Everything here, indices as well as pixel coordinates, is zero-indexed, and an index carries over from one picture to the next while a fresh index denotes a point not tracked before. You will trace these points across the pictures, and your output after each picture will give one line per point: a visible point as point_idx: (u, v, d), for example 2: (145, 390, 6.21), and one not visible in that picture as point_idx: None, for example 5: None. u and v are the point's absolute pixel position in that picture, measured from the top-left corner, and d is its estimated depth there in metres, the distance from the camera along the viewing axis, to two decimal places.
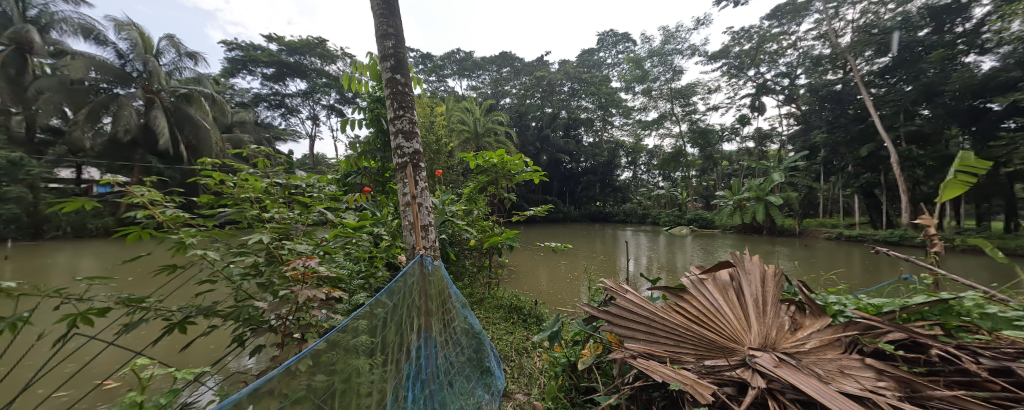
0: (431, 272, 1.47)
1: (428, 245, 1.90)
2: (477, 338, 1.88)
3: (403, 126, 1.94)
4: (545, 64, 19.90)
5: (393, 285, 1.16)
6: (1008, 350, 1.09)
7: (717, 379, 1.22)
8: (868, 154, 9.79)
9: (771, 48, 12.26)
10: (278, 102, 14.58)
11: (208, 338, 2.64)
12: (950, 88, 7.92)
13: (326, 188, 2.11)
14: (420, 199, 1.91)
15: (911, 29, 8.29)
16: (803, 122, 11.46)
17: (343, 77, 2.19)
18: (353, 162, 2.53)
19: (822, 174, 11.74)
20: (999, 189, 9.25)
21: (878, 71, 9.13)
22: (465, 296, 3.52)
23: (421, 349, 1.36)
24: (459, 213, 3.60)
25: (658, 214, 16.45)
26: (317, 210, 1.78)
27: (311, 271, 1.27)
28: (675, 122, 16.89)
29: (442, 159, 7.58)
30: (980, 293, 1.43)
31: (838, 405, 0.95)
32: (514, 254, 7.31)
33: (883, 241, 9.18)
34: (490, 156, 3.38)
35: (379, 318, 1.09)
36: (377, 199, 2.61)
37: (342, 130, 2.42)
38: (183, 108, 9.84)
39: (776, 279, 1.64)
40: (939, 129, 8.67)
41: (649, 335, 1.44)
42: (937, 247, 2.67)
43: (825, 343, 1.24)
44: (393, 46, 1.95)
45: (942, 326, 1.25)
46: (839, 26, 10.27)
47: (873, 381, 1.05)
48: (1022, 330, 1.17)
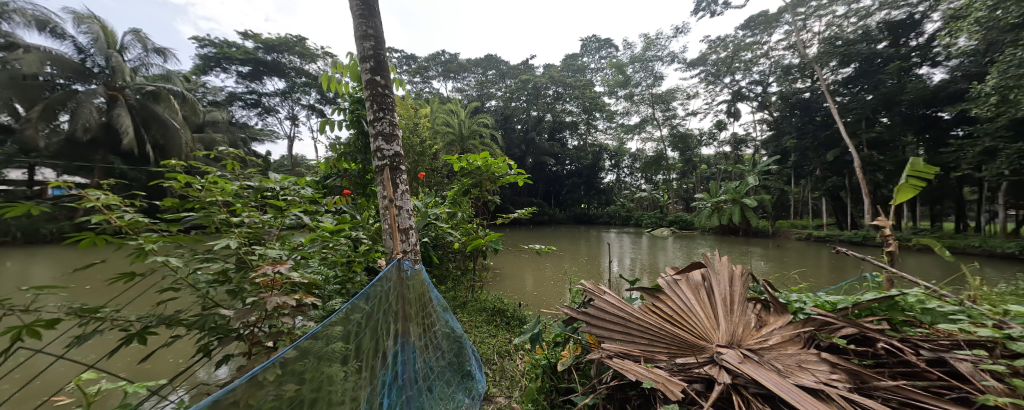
0: (409, 276, 1.45)
1: (408, 248, 1.87)
2: (458, 342, 1.86)
3: (383, 128, 1.91)
4: (530, 68, 20.06)
5: (369, 290, 1.14)
6: (943, 342, 1.19)
7: (686, 376, 1.26)
8: (834, 159, 10.36)
9: (746, 57, 12.77)
10: (255, 101, 14.10)
11: (171, 349, 2.52)
12: (906, 98, 8.58)
13: (303, 190, 2.05)
14: (400, 202, 1.89)
15: (871, 41, 8.84)
16: (776, 128, 12.00)
17: (322, 78, 2.14)
18: (332, 165, 2.47)
19: (793, 178, 12.32)
20: (949, 192, 9.99)
21: (842, 81, 9.68)
22: (449, 300, 3.49)
23: (398, 354, 1.35)
24: (443, 216, 3.58)
25: (640, 216, 16.81)
26: (291, 214, 1.72)
27: (283, 277, 1.23)
28: (657, 126, 17.35)
29: (426, 161, 7.51)
30: (926, 289, 1.54)
31: (795, 399, 1.00)
32: (499, 256, 7.31)
33: (848, 241, 9.74)
34: (474, 158, 3.38)
35: (353, 324, 1.08)
36: (358, 203, 2.55)
37: (321, 132, 2.36)
38: (151, 107, 9.35)
39: (743, 278, 1.71)
40: (897, 136, 9.28)
41: (625, 335, 1.48)
42: (891, 247, 2.85)
43: (786, 339, 1.31)
44: (374, 47, 1.93)
45: (889, 321, 1.34)
46: (807, 38, 10.84)
47: (827, 374, 1.12)
48: (956, 322, 1.28)
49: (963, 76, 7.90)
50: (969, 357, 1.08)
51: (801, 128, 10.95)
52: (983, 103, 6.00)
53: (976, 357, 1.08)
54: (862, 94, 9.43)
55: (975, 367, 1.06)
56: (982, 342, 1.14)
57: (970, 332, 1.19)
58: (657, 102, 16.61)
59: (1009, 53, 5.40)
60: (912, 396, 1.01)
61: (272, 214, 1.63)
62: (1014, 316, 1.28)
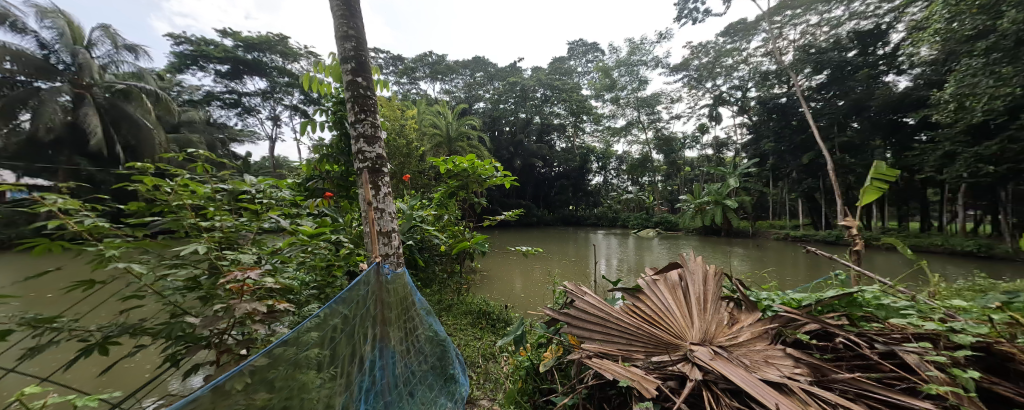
0: (390, 280, 1.42)
1: (390, 252, 1.86)
2: (442, 346, 1.84)
3: (364, 130, 1.89)
4: (518, 70, 20.16)
5: (346, 294, 1.13)
6: (895, 335, 1.26)
7: (661, 373, 1.29)
8: (808, 161, 10.79)
9: (726, 63, 13.17)
10: (234, 101, 13.66)
11: (138, 359, 2.42)
12: (874, 103, 9.03)
13: (282, 193, 2.00)
14: (382, 205, 1.87)
15: (842, 50, 9.27)
16: (755, 132, 12.42)
17: (304, 79, 2.10)
18: (314, 167, 2.41)
19: (771, 180, 12.76)
20: (914, 193, 10.55)
21: (815, 87, 10.11)
22: (434, 303, 3.45)
23: (375, 360, 1.33)
24: (428, 219, 3.56)
25: (627, 217, 17.09)
26: (269, 218, 1.68)
27: (255, 283, 1.20)
28: (642, 129, 17.68)
29: (412, 163, 7.47)
30: (884, 287, 1.62)
31: (761, 393, 1.04)
32: (487, 259, 7.31)
33: (822, 241, 10.15)
34: (460, 161, 3.36)
35: (329, 328, 1.06)
36: (340, 205, 2.49)
37: (302, 133, 2.32)
38: (120, 105, 9.01)
39: (717, 277, 1.77)
40: (866, 140, 9.73)
41: (605, 335, 1.51)
42: (857, 246, 3.00)
43: (755, 336, 1.36)
44: (355, 48, 1.91)
45: (848, 317, 1.42)
46: (783, 45, 11.28)
47: (791, 368, 1.17)
48: (905, 317, 1.36)
49: (925, 84, 8.35)
50: (916, 349, 1.15)
51: (778, 132, 11.36)
52: (942, 110, 6.36)
53: (922, 349, 1.15)
54: (834, 99, 9.85)
55: (921, 358, 1.13)
56: (927, 335, 1.22)
57: (918, 325, 1.27)
58: (642, 105, 16.94)
59: (965, 63, 5.75)
60: (867, 387, 1.07)
61: (247, 217, 1.58)
62: (959, 310, 1.37)
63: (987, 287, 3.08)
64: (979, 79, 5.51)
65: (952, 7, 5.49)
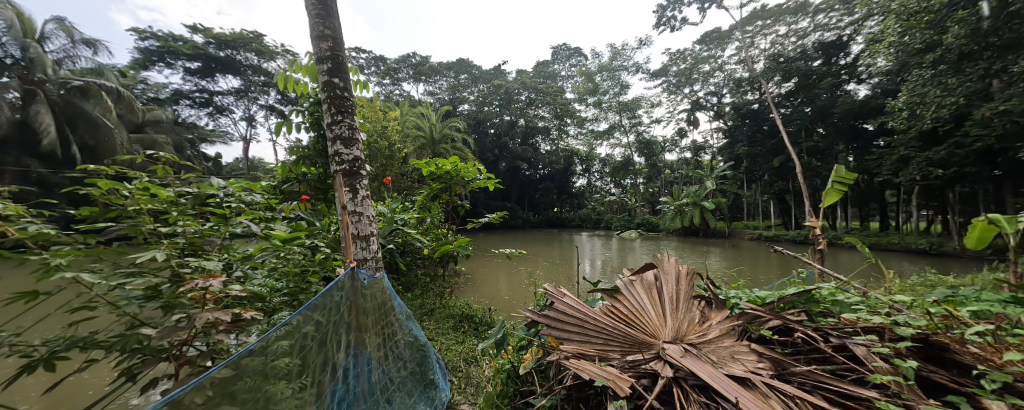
0: (366, 285, 1.38)
1: (368, 256, 1.83)
2: (422, 351, 1.81)
3: (341, 132, 1.85)
4: (502, 73, 20.27)
5: (318, 300, 1.09)
6: (848, 329, 1.34)
7: (635, 372, 1.31)
8: (779, 165, 11.32)
9: (703, 69, 13.67)
10: (205, 100, 13.00)
11: (88, 374, 2.29)
12: (837, 110, 9.59)
13: (254, 196, 1.92)
14: (360, 208, 1.82)
15: (808, 59, 9.82)
16: (730, 136, 12.93)
17: (279, 78, 2.03)
18: (290, 169, 2.33)
19: (745, 182, 13.30)
20: (873, 195, 11.25)
21: (784, 94, 10.62)
22: (416, 308, 3.40)
23: (349, 368, 1.29)
24: (410, 222, 3.51)
25: (610, 219, 17.41)
26: (239, 223, 1.61)
27: (219, 291, 1.15)
28: (624, 133, 18.07)
29: (395, 165, 7.41)
30: (842, 284, 1.72)
31: (727, 389, 1.08)
32: (471, 261, 7.30)
33: (792, 241, 10.66)
34: (443, 163, 3.29)
35: (299, 336, 1.03)
36: (317, 208, 2.41)
37: (277, 134, 2.24)
38: (78, 104, 8.39)
39: (690, 277, 1.83)
40: (831, 145, 10.30)
41: (583, 336, 1.53)
42: (821, 245, 3.14)
43: (723, 332, 1.42)
44: (332, 48, 1.87)
45: (807, 313, 1.50)
46: (755, 54, 11.85)
47: (754, 363, 1.23)
48: (857, 312, 1.46)
49: (882, 93, 8.93)
50: (865, 342, 1.23)
51: (751, 136, 11.88)
52: (897, 117, 6.82)
53: (869, 341, 1.24)
54: (801, 106, 10.39)
55: (869, 350, 1.21)
56: (875, 328, 1.31)
57: (866, 319, 1.36)
58: (624, 109, 17.33)
59: (916, 74, 6.19)
60: (821, 379, 1.14)
61: (213, 222, 1.51)
62: (901, 303, 1.49)
63: (938, 283, 3.30)
64: (928, 89, 5.95)
65: (903, 22, 5.90)
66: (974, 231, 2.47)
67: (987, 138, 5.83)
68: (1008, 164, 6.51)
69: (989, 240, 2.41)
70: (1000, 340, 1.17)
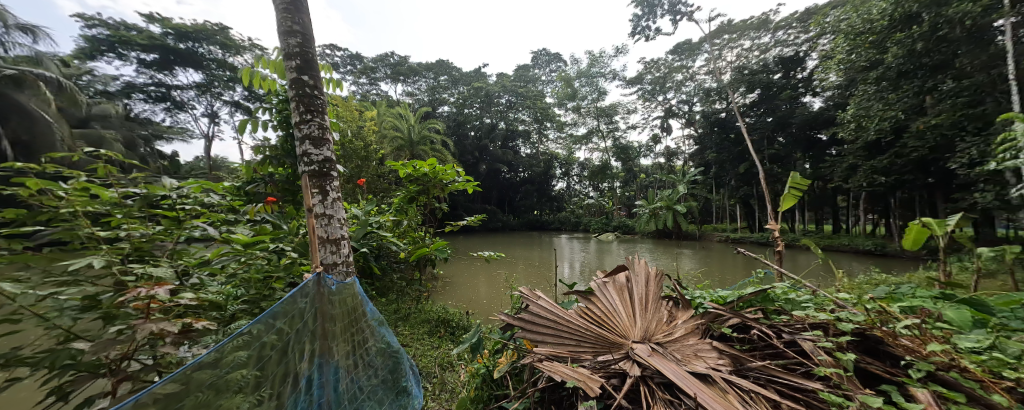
0: (334, 292, 1.32)
1: (339, 261, 1.77)
2: (395, 357, 1.75)
3: (310, 132, 1.78)
4: (482, 76, 20.32)
5: (279, 306, 1.03)
6: (799, 326, 1.43)
7: (605, 372, 1.34)
8: (744, 171, 11.97)
9: (676, 78, 14.25)
10: (162, 95, 11.80)
11: (15, 392, 2.09)
12: (795, 120, 10.30)
13: (213, 197, 1.81)
14: (330, 211, 1.76)
15: (769, 72, 10.47)
16: (700, 143, 13.53)
17: (245, 73, 1.92)
18: (255, 169, 2.19)
19: (714, 187, 13.96)
20: (826, 199, 12.16)
21: (749, 104, 11.25)
22: (390, 313, 3.31)
23: (314, 378, 1.23)
24: (386, 225, 3.41)
25: (588, 222, 17.78)
26: (194, 225, 1.50)
27: (168, 299, 1.06)
28: (602, 138, 18.49)
29: (371, 167, 7.26)
30: (798, 283, 1.83)
31: (688, 385, 1.13)
32: (450, 265, 7.22)
33: (755, 243, 11.31)
34: (420, 165, 3.22)
35: (256, 346, 0.97)
36: (285, 211, 2.29)
37: (241, 132, 2.11)
38: (11, 94, 7.53)
39: (658, 278, 1.89)
40: (790, 153, 11.01)
41: (556, 338, 1.54)
42: (780, 247, 3.32)
43: (688, 331, 1.48)
44: (300, 44, 1.79)
45: (763, 310, 1.59)
46: (722, 65, 12.50)
47: (716, 359, 1.28)
48: (806, 309, 1.57)
49: (833, 105, 9.66)
50: (813, 337, 1.32)
51: (719, 144, 12.51)
52: (846, 128, 7.37)
53: (816, 336, 1.33)
54: (764, 116, 11.05)
55: (816, 345, 1.30)
56: (821, 324, 1.41)
57: (814, 315, 1.47)
58: (601, 115, 17.73)
59: (861, 89, 6.72)
60: (774, 373, 1.21)
61: (164, 226, 1.40)
62: (843, 300, 1.62)
63: (881, 281, 3.60)
64: (872, 103, 6.49)
65: (850, 41, 6.39)
66: (909, 234, 2.71)
67: (921, 149, 6.43)
68: (939, 172, 7.18)
69: (922, 242, 2.65)
70: (925, 332, 1.31)
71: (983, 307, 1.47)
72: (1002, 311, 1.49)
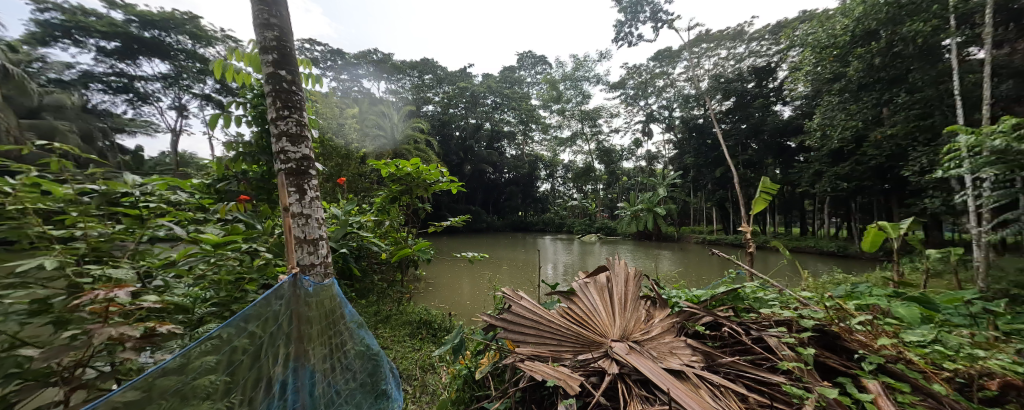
0: (311, 294, 1.28)
1: (317, 261, 1.71)
2: (375, 360, 1.70)
3: (287, 128, 1.72)
4: (467, 76, 20.30)
5: (252, 309, 0.99)
6: (765, 324, 1.51)
7: (585, 371, 1.36)
8: (720, 175, 12.45)
9: (657, 84, 14.66)
10: (124, 86, 10.94)
11: None
12: (767, 128, 10.81)
13: (180, 195, 1.72)
14: (307, 210, 1.70)
15: (744, 81, 10.96)
16: (680, 148, 13.97)
17: (216, 66, 1.84)
18: (226, 165, 2.09)
19: (692, 190, 14.44)
20: (795, 203, 12.82)
21: (725, 111, 11.72)
22: (370, 315, 3.24)
23: (288, 382, 1.18)
24: (367, 225, 3.33)
25: (572, 223, 18.04)
26: (158, 225, 1.43)
27: (128, 302, 1.00)
28: (586, 140, 18.78)
29: (352, 165, 7.12)
30: (767, 284, 1.92)
31: (663, 381, 1.17)
32: (433, 266, 7.16)
33: (730, 244, 11.78)
34: (403, 165, 3.17)
35: (226, 350, 0.93)
36: (259, 210, 2.20)
37: (212, 127, 2.02)
38: None
39: (636, 278, 1.94)
40: (762, 158, 11.52)
41: (537, 338, 1.56)
42: (752, 248, 3.46)
43: (664, 329, 1.52)
44: (277, 38, 1.73)
45: (734, 309, 1.67)
46: (701, 73, 12.95)
47: (689, 356, 1.33)
48: (772, 308, 1.65)
49: (801, 114, 10.20)
50: (777, 333, 1.40)
51: (697, 148, 12.97)
52: (812, 137, 7.78)
53: (780, 332, 1.40)
54: (738, 123, 11.54)
55: (780, 341, 1.37)
56: (786, 321, 1.49)
57: (779, 313, 1.55)
58: (585, 118, 18.01)
59: (826, 100, 7.12)
60: (743, 368, 1.27)
61: (125, 224, 1.33)
62: (806, 298, 1.72)
63: (843, 281, 3.84)
64: (836, 114, 6.89)
65: (816, 54, 6.76)
66: (868, 236, 2.89)
67: (878, 157, 6.89)
68: (895, 179, 7.70)
69: (879, 244, 2.83)
70: (877, 328, 1.41)
71: (931, 305, 1.60)
72: (945, 307, 1.63)
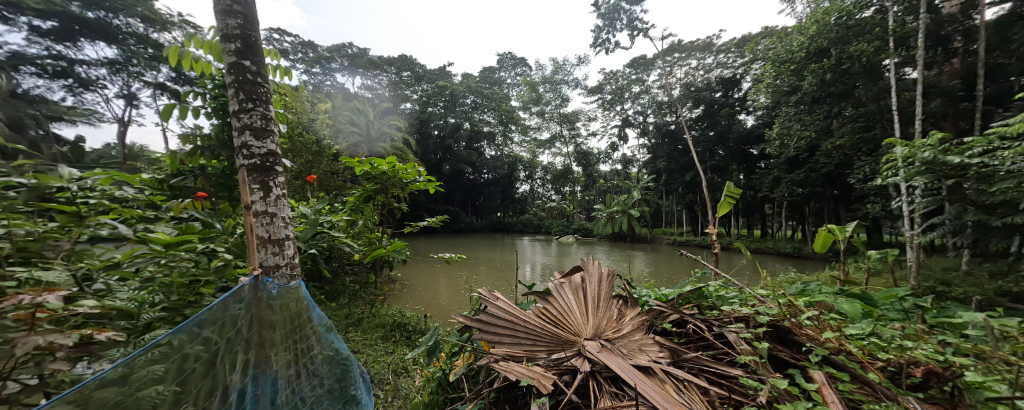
0: (275, 297, 1.21)
1: (282, 262, 1.62)
2: (344, 365, 1.62)
3: (251, 122, 1.63)
4: (447, 75, 20.06)
5: (206, 313, 0.93)
6: (727, 320, 1.59)
7: (558, 369, 1.38)
8: (690, 179, 13.01)
9: (633, 90, 15.10)
10: (61, 70, 8.69)
11: None
12: (733, 136, 11.43)
13: (127, 191, 1.59)
14: (272, 209, 1.62)
15: (712, 90, 11.54)
16: (653, 152, 14.47)
17: (171, 52, 1.71)
18: (182, 160, 1.94)
19: (664, 193, 14.99)
20: (756, 207, 13.65)
21: (695, 118, 12.28)
22: (340, 318, 3.12)
23: (249, 390, 1.11)
24: (339, 225, 3.21)
25: (550, 224, 18.23)
26: (101, 223, 1.31)
27: (61, 308, 0.92)
28: (564, 143, 19.04)
29: (323, 162, 6.84)
30: (730, 284, 2.02)
31: (631, 378, 1.20)
32: (408, 267, 7.02)
33: (697, 246, 12.35)
34: (378, 162, 3.09)
35: (176, 358, 0.88)
36: (218, 208, 2.06)
37: (166, 118, 1.87)
38: None
39: (609, 278, 1.98)
40: (728, 164, 12.17)
41: (513, 338, 1.56)
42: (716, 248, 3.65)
43: (634, 327, 1.58)
44: (241, 26, 1.64)
45: (699, 306, 1.75)
46: (673, 81, 13.49)
47: (656, 352, 1.38)
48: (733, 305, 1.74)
49: (762, 124, 10.86)
50: (737, 330, 1.48)
51: (669, 153, 13.50)
52: (772, 145, 8.31)
53: (739, 329, 1.49)
54: (706, 130, 12.11)
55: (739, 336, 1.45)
56: (744, 317, 1.58)
57: (739, 310, 1.64)
58: (564, 121, 18.26)
59: (784, 111, 7.61)
60: (705, 363, 1.33)
61: (60, 223, 1.22)
62: (764, 296, 1.83)
63: (797, 280, 4.13)
64: (793, 124, 7.39)
65: (776, 68, 7.22)
66: (819, 238, 3.11)
67: (829, 165, 7.47)
68: (843, 186, 8.38)
69: (828, 245, 3.05)
70: (823, 322, 1.53)
71: (870, 301, 1.75)
72: (884, 303, 1.79)
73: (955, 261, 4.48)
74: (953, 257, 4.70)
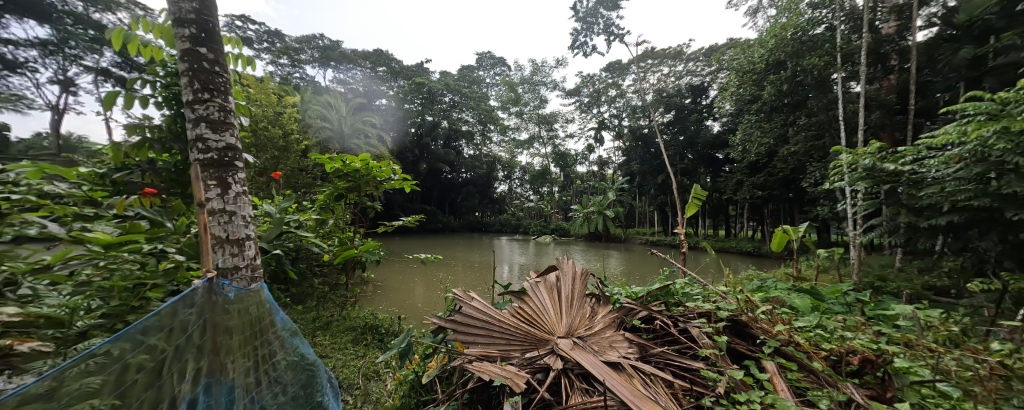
0: (232, 300, 1.13)
1: (243, 264, 1.53)
2: (310, 370, 1.53)
3: (207, 113, 1.52)
4: (424, 71, 19.66)
5: (149, 319, 0.86)
6: (690, 315, 1.67)
7: (532, 368, 1.38)
8: (661, 181, 13.52)
9: (609, 94, 15.47)
10: None
11: None
12: (701, 140, 11.97)
13: (60, 185, 1.43)
14: (231, 207, 1.51)
15: (682, 96, 12.02)
16: (627, 155, 14.91)
17: (115, 35, 1.56)
18: (126, 153, 1.76)
19: (637, 195, 15.48)
20: (721, 209, 14.38)
21: (666, 123, 12.77)
22: (308, 322, 2.98)
23: (201, 400, 1.03)
24: (307, 224, 3.07)
25: (528, 225, 18.34)
26: (27, 223, 1.18)
27: None
28: (542, 144, 19.18)
29: (290, 159, 6.47)
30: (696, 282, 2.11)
31: (601, 373, 1.23)
32: (381, 268, 6.82)
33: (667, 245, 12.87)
34: (350, 159, 2.96)
35: (115, 369, 0.80)
36: (169, 206, 1.90)
37: (109, 106, 1.70)
38: None
39: (583, 277, 2.02)
40: (696, 168, 12.75)
41: (487, 338, 1.55)
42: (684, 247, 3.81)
43: (604, 324, 1.62)
44: (197, 11, 1.52)
45: (665, 303, 1.83)
46: (647, 86, 13.96)
47: (625, 348, 1.42)
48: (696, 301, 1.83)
49: (727, 130, 11.46)
50: (700, 324, 1.55)
51: (642, 156, 13.96)
52: (736, 150, 8.78)
53: (702, 324, 1.57)
54: (677, 134, 12.61)
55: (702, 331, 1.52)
56: (707, 313, 1.66)
57: (702, 306, 1.72)
58: (542, 122, 18.41)
59: (747, 118, 8.06)
60: (671, 357, 1.39)
61: None
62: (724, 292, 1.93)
63: (756, 277, 4.40)
64: (754, 131, 7.85)
65: (740, 77, 7.63)
66: (775, 238, 3.32)
67: (785, 170, 8.01)
68: (797, 189, 9.01)
69: (784, 244, 3.26)
70: (777, 316, 1.64)
71: (818, 296, 1.89)
72: (830, 297, 1.93)
73: (891, 259, 4.94)
74: (890, 255, 5.18)
